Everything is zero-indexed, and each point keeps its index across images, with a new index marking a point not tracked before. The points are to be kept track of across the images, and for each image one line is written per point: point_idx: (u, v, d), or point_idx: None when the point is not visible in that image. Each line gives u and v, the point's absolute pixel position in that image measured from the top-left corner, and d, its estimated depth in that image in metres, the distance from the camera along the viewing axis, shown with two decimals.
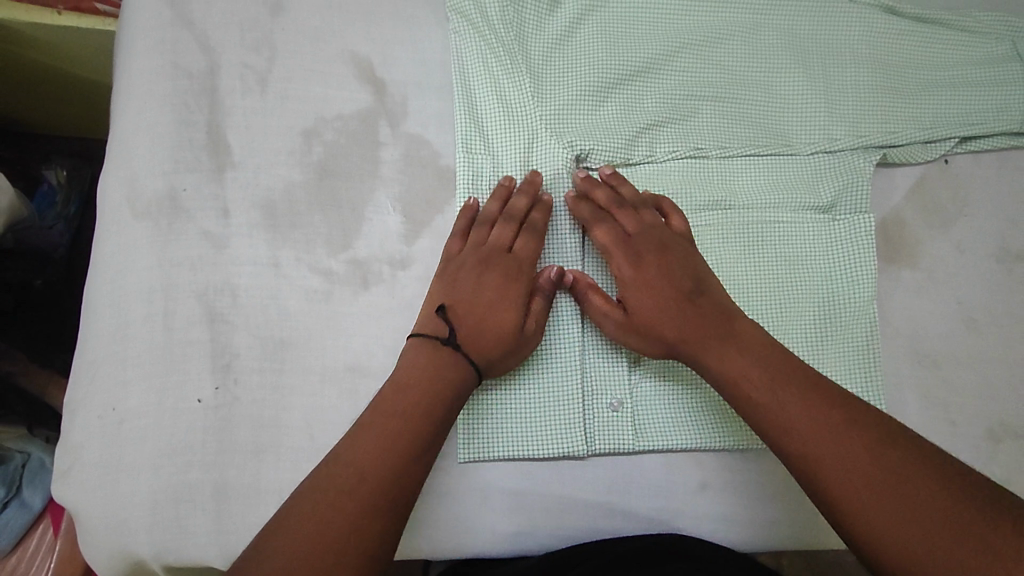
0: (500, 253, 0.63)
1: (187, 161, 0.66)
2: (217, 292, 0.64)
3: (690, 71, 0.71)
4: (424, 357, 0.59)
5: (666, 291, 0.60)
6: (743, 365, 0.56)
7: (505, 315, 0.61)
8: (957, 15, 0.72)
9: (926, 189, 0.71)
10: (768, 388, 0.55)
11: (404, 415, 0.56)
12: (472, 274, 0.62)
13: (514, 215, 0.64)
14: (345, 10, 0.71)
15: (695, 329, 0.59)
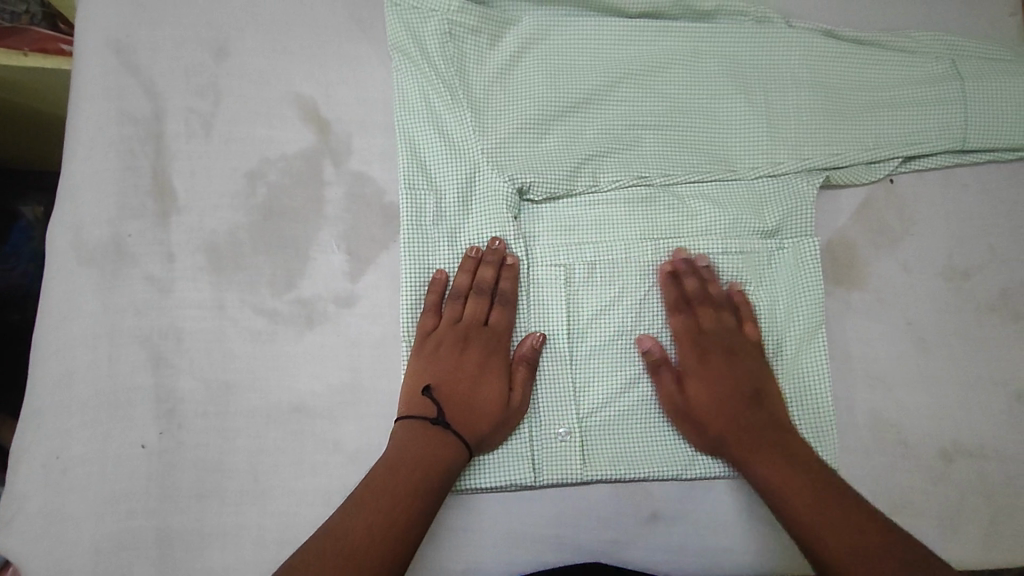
0: (476, 330, 0.65)
1: (132, 207, 0.67)
2: (162, 336, 0.65)
3: (631, 101, 0.71)
4: (412, 435, 0.60)
5: (733, 392, 0.63)
6: (780, 464, 0.59)
7: (488, 391, 0.63)
8: (894, 37, 0.73)
9: (872, 209, 0.71)
10: (784, 473, 0.58)
11: (408, 471, 0.58)
12: (452, 353, 0.64)
13: (488, 287, 0.66)
14: (288, 50, 0.71)
15: (747, 427, 0.61)
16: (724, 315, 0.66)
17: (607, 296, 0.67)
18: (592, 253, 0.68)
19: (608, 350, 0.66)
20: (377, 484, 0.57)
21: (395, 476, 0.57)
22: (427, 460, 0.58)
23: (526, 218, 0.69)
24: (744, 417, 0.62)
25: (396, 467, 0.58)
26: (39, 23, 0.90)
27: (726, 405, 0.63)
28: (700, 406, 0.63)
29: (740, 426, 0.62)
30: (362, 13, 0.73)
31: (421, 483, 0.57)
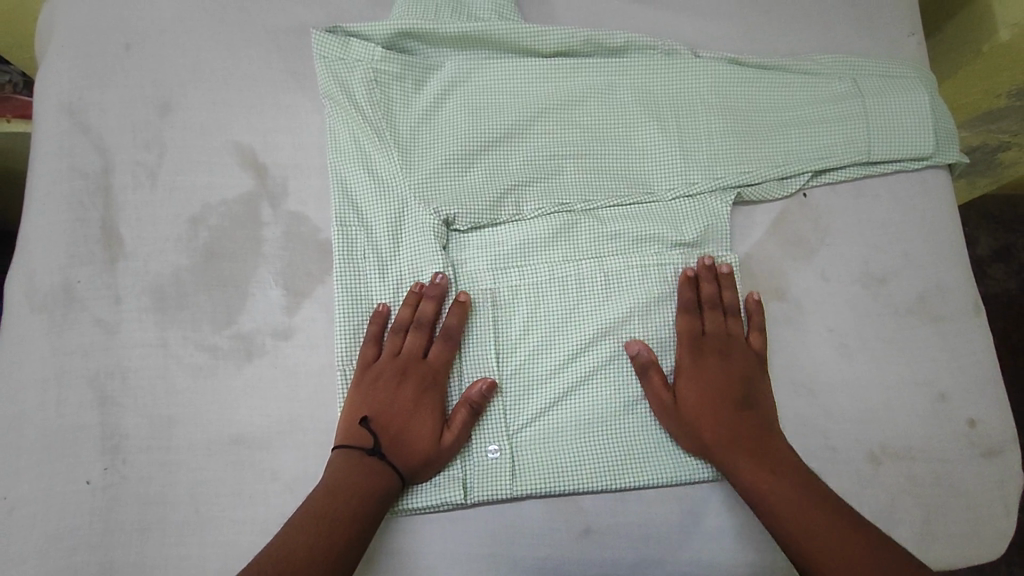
0: (415, 364, 0.67)
1: (80, 254, 0.71)
2: (107, 376, 0.67)
3: (552, 133, 0.75)
4: (351, 460, 0.62)
5: (716, 389, 0.66)
6: (771, 476, 0.61)
7: (424, 426, 0.65)
8: (797, 61, 0.78)
9: (786, 223, 0.74)
10: (773, 477, 0.61)
11: (345, 496, 0.60)
12: (389, 385, 0.66)
13: (427, 321, 0.68)
14: (228, 103, 0.77)
15: (721, 424, 0.64)
16: (731, 327, 0.69)
17: (530, 317, 0.70)
18: (517, 276, 0.71)
19: (533, 370, 0.69)
20: (316, 506, 0.59)
21: (333, 500, 0.59)
22: (364, 486, 0.61)
23: (453, 248, 0.72)
24: (716, 415, 0.65)
25: (335, 491, 0.60)
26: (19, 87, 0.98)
27: (718, 407, 0.65)
28: (691, 405, 0.66)
29: (719, 423, 0.64)
30: (297, 67, 0.79)
31: (357, 506, 0.60)
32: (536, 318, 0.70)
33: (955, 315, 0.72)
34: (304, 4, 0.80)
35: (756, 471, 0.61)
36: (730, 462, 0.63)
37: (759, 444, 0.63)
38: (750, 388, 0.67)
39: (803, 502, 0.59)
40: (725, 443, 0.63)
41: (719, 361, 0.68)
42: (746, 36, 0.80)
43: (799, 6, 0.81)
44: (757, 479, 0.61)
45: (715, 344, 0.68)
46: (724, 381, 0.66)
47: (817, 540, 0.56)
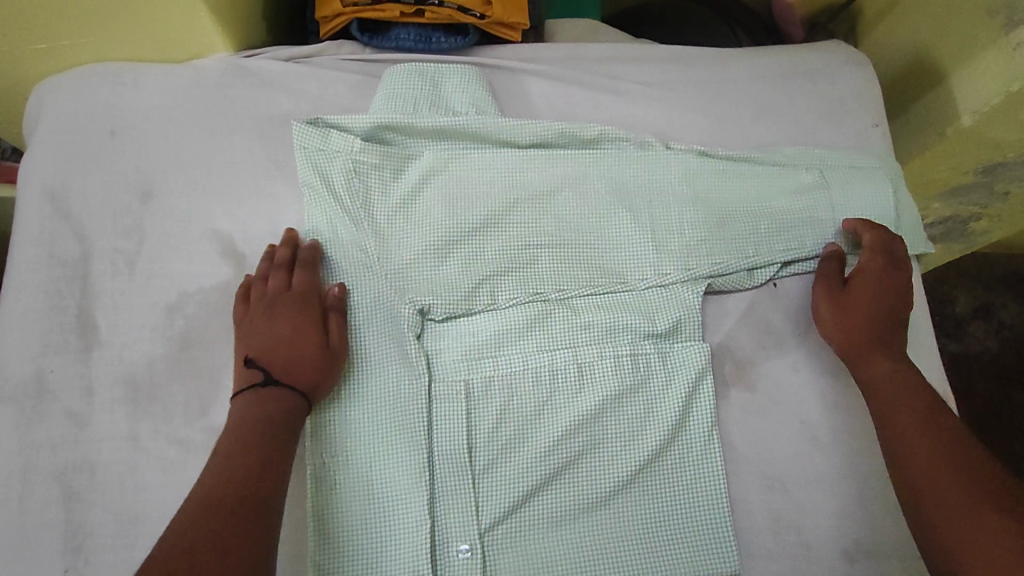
0: (280, 295, 0.70)
1: (55, 343, 0.71)
2: (75, 470, 0.67)
3: (527, 222, 0.76)
4: (242, 417, 0.64)
5: (878, 289, 0.72)
6: (882, 374, 0.68)
7: (304, 341, 0.68)
8: (766, 154, 0.80)
9: (758, 313, 0.75)
10: (884, 377, 0.67)
11: (247, 450, 0.62)
12: (262, 331, 0.69)
13: (283, 263, 0.72)
14: (209, 190, 0.78)
15: (886, 319, 0.70)
16: (898, 248, 0.74)
17: (503, 408, 0.70)
18: (491, 367, 0.72)
19: (505, 462, 0.69)
20: (222, 471, 0.60)
21: (238, 456, 0.61)
22: (264, 435, 0.63)
23: (428, 338, 0.73)
24: (861, 309, 0.71)
25: (239, 445, 0.62)
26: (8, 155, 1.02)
27: (874, 301, 0.71)
28: (859, 294, 0.71)
29: (855, 320, 0.70)
30: (278, 155, 0.80)
31: (262, 434, 0.63)
32: (509, 409, 0.70)
33: None
34: (287, 94, 0.82)
35: (876, 371, 0.68)
36: (859, 359, 0.69)
37: (875, 345, 0.69)
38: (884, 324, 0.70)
39: (906, 404, 0.65)
40: (883, 348, 0.69)
41: (869, 290, 0.72)
42: (718, 128, 0.82)
43: (767, 99, 0.84)
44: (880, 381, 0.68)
45: (872, 274, 0.72)
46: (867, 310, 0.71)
47: (914, 443, 0.62)
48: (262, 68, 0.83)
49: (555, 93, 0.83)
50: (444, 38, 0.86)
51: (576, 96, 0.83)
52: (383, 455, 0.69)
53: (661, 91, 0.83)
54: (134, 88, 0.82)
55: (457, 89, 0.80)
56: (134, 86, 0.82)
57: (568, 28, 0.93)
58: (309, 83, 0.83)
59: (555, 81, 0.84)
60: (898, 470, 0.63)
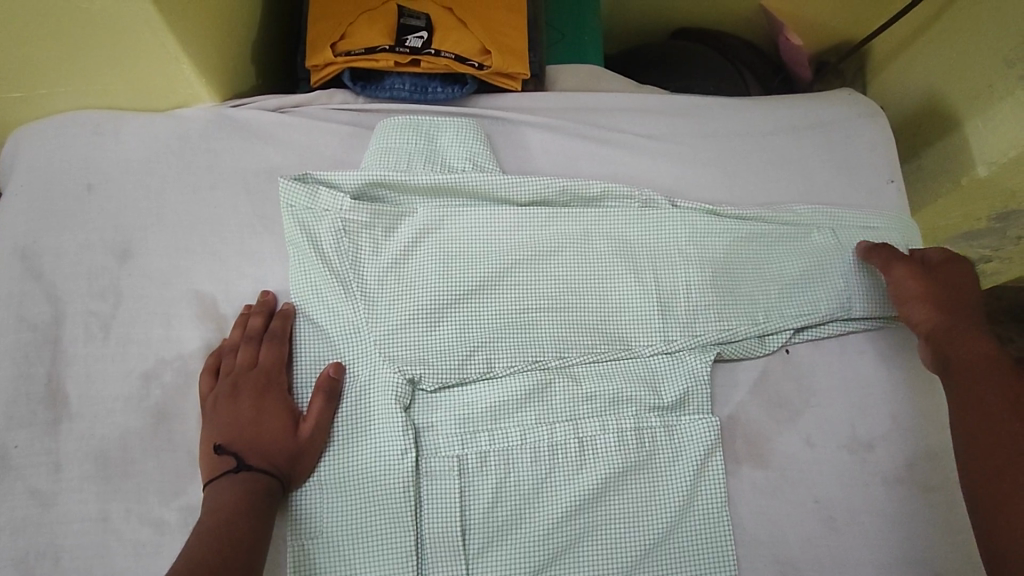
0: (247, 372, 0.67)
1: (21, 415, 0.66)
2: (38, 556, 0.62)
3: (525, 283, 0.72)
4: (213, 502, 0.61)
5: (957, 278, 0.70)
6: (971, 357, 0.65)
7: (275, 422, 0.65)
8: (775, 214, 0.76)
9: (769, 382, 0.71)
10: (972, 360, 0.65)
11: (217, 533, 0.58)
12: (228, 408, 0.66)
13: (254, 332, 0.69)
14: (190, 247, 0.74)
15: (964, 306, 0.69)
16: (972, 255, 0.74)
17: (499, 487, 0.65)
18: (486, 441, 0.67)
19: (502, 546, 0.64)
20: (189, 556, 0.56)
21: (207, 541, 0.57)
22: (235, 516, 0.60)
23: (418, 409, 0.68)
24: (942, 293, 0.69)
25: (209, 531, 0.58)
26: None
27: (951, 286, 0.69)
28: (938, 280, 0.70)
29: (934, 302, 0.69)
30: (265, 210, 0.76)
31: (233, 519, 0.59)
32: (505, 487, 0.66)
33: (949, 483, 0.68)
34: (275, 145, 0.79)
35: (962, 352, 0.65)
36: (945, 342, 0.67)
37: (960, 329, 0.67)
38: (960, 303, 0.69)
39: (990, 390, 0.62)
40: (962, 329, 0.67)
41: (950, 277, 0.70)
42: (723, 184, 0.79)
43: (774, 153, 0.81)
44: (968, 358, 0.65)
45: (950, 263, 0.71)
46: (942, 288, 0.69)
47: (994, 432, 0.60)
48: (249, 118, 0.80)
49: (556, 146, 0.80)
50: (440, 88, 0.83)
51: (578, 148, 0.80)
52: (370, 538, 0.64)
53: (666, 145, 0.81)
54: (114, 139, 0.78)
55: (453, 143, 0.76)
56: (114, 138, 0.79)
57: (571, 74, 0.92)
58: (298, 134, 0.79)
59: (555, 133, 0.81)
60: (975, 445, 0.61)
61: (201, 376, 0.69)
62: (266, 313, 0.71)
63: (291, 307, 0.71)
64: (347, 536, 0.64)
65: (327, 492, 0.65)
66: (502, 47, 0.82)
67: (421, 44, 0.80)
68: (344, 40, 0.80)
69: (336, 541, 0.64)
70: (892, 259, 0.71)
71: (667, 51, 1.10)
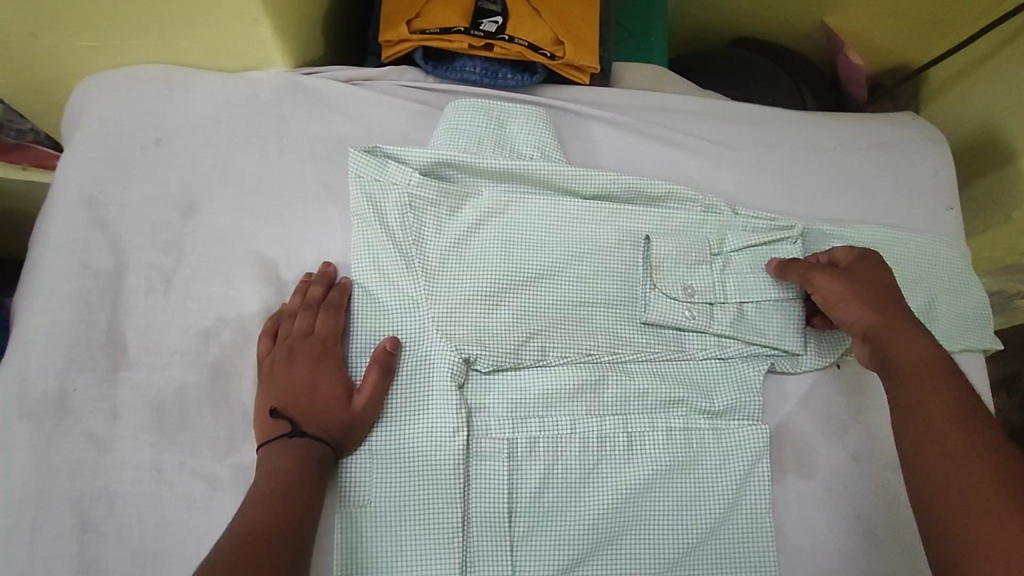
0: (304, 339, 0.68)
1: (80, 360, 0.67)
2: (93, 499, 0.63)
3: (585, 276, 0.73)
4: (269, 466, 0.62)
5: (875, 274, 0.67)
6: (914, 354, 0.60)
7: (330, 391, 0.66)
8: (778, 232, 0.76)
9: (819, 395, 0.73)
10: (914, 356, 0.59)
11: (275, 498, 0.59)
12: (284, 372, 0.66)
13: (314, 300, 0.70)
14: (255, 209, 0.74)
15: (878, 296, 0.64)
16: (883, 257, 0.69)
17: (546, 473, 0.67)
18: (536, 427, 0.68)
19: (545, 531, 0.65)
20: (248, 519, 0.57)
21: (266, 505, 0.58)
22: (294, 482, 0.60)
23: (472, 390, 0.69)
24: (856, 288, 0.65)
25: (266, 495, 0.59)
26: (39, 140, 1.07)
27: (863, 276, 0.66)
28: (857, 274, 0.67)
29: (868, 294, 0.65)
30: (330, 178, 0.77)
31: (291, 486, 0.60)
32: (552, 474, 0.67)
33: None
34: (344, 116, 0.79)
35: (904, 348, 0.60)
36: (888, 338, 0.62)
37: (898, 327, 0.62)
38: (890, 296, 0.65)
39: (938, 389, 0.57)
40: (902, 330, 0.62)
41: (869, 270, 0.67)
42: (784, 194, 0.80)
43: (837, 169, 0.82)
44: (913, 358, 0.60)
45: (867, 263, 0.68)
46: (868, 283, 0.65)
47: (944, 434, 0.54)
48: (319, 87, 0.80)
49: (621, 142, 0.81)
50: (510, 74, 0.84)
51: (641, 146, 0.80)
52: (416, 511, 0.65)
53: (728, 151, 0.81)
54: (185, 96, 0.79)
55: (523, 129, 0.77)
56: (185, 94, 0.79)
57: (636, 73, 0.92)
58: (367, 108, 0.80)
59: (621, 129, 0.81)
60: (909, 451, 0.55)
61: (260, 338, 0.69)
62: (327, 282, 0.71)
63: (350, 282, 0.72)
64: (395, 508, 0.65)
65: (377, 462, 0.66)
66: (576, 40, 0.82)
67: (495, 29, 0.80)
68: (418, 19, 0.80)
69: (383, 512, 0.65)
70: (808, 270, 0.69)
71: (724, 60, 1.10)
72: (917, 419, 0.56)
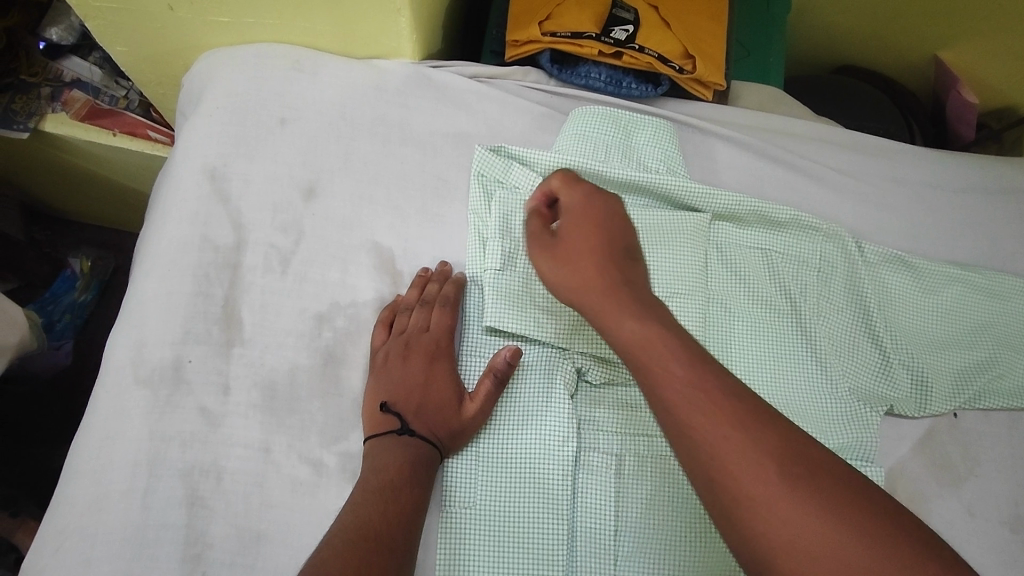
0: (418, 335, 0.67)
1: (197, 332, 0.68)
2: (202, 473, 0.63)
3: (719, 292, 0.73)
4: (378, 459, 0.61)
5: (586, 233, 0.61)
6: (643, 330, 0.53)
7: (442, 391, 0.66)
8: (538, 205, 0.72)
9: (935, 442, 0.72)
10: (653, 334, 0.52)
11: (387, 492, 0.58)
12: (398, 365, 0.66)
13: (430, 296, 0.69)
14: (374, 199, 0.74)
15: (594, 264, 0.59)
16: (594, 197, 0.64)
17: (652, 493, 0.66)
18: (645, 446, 0.67)
19: (649, 553, 0.64)
20: (362, 511, 0.57)
21: (377, 498, 0.58)
22: (405, 478, 0.60)
23: (582, 401, 0.69)
24: (583, 258, 0.60)
25: (376, 488, 0.59)
26: (133, 108, 1.06)
27: (576, 244, 0.61)
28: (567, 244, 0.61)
29: (583, 265, 0.59)
30: (450, 174, 0.76)
31: (401, 481, 0.60)
32: (658, 495, 0.66)
33: None
34: (467, 113, 0.79)
35: (629, 324, 0.54)
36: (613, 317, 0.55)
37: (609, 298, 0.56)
38: (619, 259, 0.60)
39: (690, 374, 0.49)
40: (625, 300, 0.56)
41: (584, 230, 0.62)
42: (903, 233, 0.79)
43: (963, 213, 0.81)
44: (642, 336, 0.53)
45: (585, 222, 0.62)
46: (594, 246, 0.60)
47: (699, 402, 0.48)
48: (444, 82, 0.80)
49: (744, 164, 0.80)
50: (635, 84, 0.82)
51: (765, 170, 0.80)
52: (521, 518, 0.64)
53: (852, 182, 0.80)
54: (311, 78, 0.79)
55: (649, 143, 0.77)
56: (312, 77, 0.79)
57: (754, 94, 0.91)
58: (490, 107, 0.80)
59: (744, 150, 0.80)
60: (729, 510, 0.44)
61: (375, 327, 0.69)
62: (443, 279, 0.71)
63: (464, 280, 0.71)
64: (499, 512, 0.64)
65: (483, 464, 0.65)
66: (705, 55, 0.80)
67: (625, 37, 0.79)
68: (550, 21, 0.80)
69: (487, 516, 0.64)
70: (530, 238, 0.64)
71: (832, 86, 1.08)
72: (677, 401, 0.48)
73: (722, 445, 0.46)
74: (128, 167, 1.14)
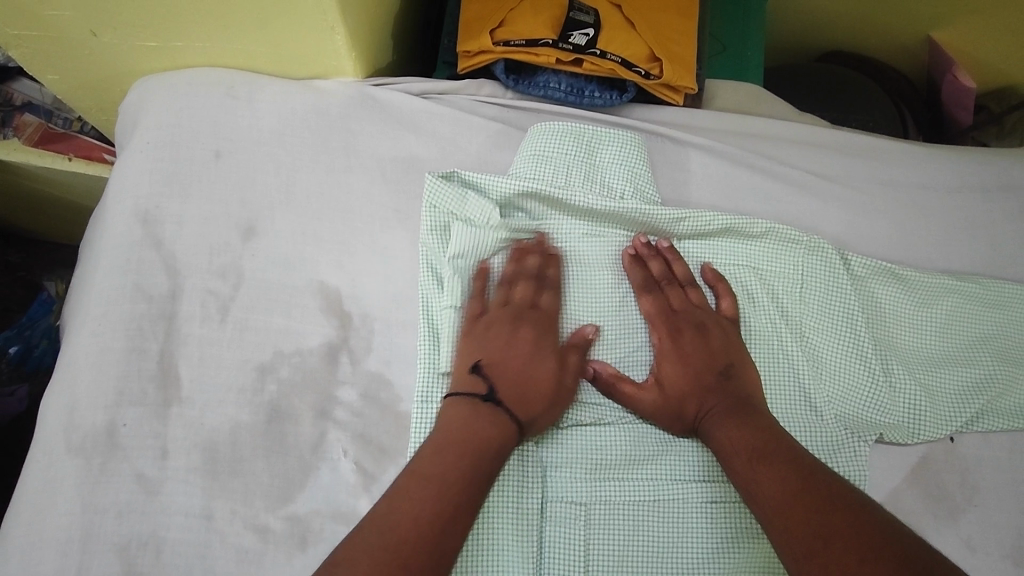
0: (528, 310, 0.65)
1: (131, 393, 0.63)
2: (139, 546, 0.58)
3: None
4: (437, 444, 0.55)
5: (698, 356, 0.64)
6: (731, 432, 0.58)
7: (536, 369, 0.62)
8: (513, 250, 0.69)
9: (930, 470, 0.66)
10: (735, 433, 0.58)
11: (417, 522, 0.50)
12: (499, 333, 0.63)
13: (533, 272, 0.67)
14: (319, 235, 0.69)
15: (705, 393, 0.62)
16: (688, 299, 0.67)
17: (623, 542, 0.62)
18: (616, 492, 0.63)
19: None
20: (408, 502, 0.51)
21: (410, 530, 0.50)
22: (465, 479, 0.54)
23: (546, 443, 0.64)
24: (695, 393, 0.63)
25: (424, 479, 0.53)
26: (86, 130, 0.97)
27: (698, 371, 0.63)
28: (672, 385, 0.63)
29: (701, 400, 0.62)
30: (400, 204, 0.71)
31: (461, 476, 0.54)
32: (630, 543, 0.62)
33: None
34: (417, 134, 0.74)
35: (730, 429, 0.59)
36: (714, 422, 0.60)
37: (729, 410, 0.60)
38: (722, 376, 0.63)
39: (767, 463, 0.55)
40: (727, 421, 0.59)
41: (693, 347, 0.65)
42: (892, 242, 0.73)
43: (955, 215, 0.75)
44: (730, 442, 0.58)
45: (681, 345, 0.65)
46: (702, 364, 0.64)
47: (767, 479, 0.54)
48: (390, 102, 0.75)
49: (718, 171, 0.74)
50: (597, 92, 0.76)
51: (742, 179, 0.74)
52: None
53: (835, 186, 0.74)
54: (247, 105, 0.73)
55: (614, 161, 0.71)
56: (248, 104, 0.73)
57: (729, 92, 0.84)
58: (441, 126, 0.74)
59: (718, 159, 0.74)
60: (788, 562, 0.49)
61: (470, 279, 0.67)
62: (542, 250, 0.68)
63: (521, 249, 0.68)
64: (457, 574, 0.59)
65: None
66: (673, 57, 0.74)
67: (586, 41, 0.72)
68: (503, 28, 0.73)
69: None
70: (613, 388, 0.64)
71: (816, 76, 1.01)
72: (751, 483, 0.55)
73: (781, 513, 0.51)
74: (80, 198, 1.09)
